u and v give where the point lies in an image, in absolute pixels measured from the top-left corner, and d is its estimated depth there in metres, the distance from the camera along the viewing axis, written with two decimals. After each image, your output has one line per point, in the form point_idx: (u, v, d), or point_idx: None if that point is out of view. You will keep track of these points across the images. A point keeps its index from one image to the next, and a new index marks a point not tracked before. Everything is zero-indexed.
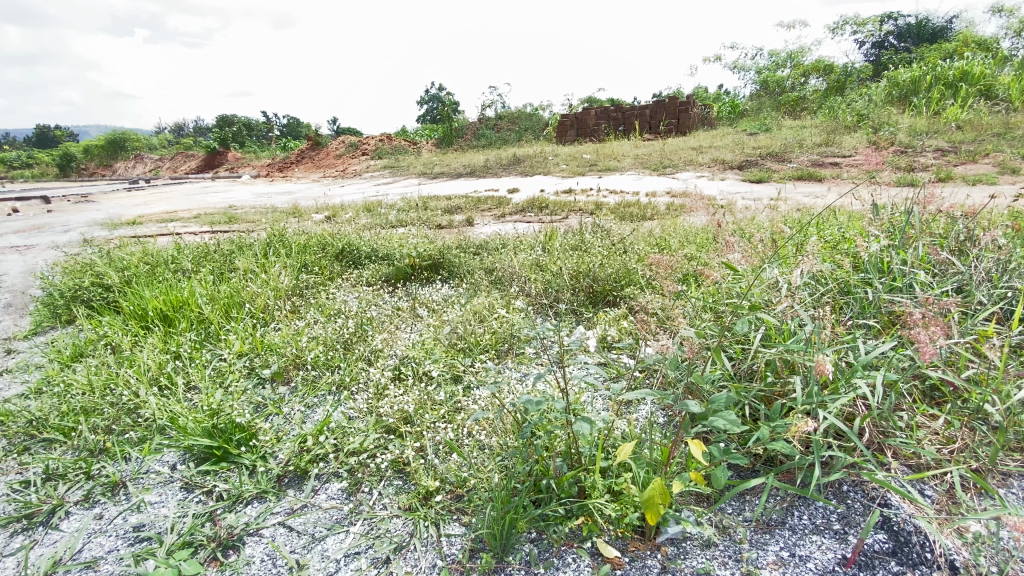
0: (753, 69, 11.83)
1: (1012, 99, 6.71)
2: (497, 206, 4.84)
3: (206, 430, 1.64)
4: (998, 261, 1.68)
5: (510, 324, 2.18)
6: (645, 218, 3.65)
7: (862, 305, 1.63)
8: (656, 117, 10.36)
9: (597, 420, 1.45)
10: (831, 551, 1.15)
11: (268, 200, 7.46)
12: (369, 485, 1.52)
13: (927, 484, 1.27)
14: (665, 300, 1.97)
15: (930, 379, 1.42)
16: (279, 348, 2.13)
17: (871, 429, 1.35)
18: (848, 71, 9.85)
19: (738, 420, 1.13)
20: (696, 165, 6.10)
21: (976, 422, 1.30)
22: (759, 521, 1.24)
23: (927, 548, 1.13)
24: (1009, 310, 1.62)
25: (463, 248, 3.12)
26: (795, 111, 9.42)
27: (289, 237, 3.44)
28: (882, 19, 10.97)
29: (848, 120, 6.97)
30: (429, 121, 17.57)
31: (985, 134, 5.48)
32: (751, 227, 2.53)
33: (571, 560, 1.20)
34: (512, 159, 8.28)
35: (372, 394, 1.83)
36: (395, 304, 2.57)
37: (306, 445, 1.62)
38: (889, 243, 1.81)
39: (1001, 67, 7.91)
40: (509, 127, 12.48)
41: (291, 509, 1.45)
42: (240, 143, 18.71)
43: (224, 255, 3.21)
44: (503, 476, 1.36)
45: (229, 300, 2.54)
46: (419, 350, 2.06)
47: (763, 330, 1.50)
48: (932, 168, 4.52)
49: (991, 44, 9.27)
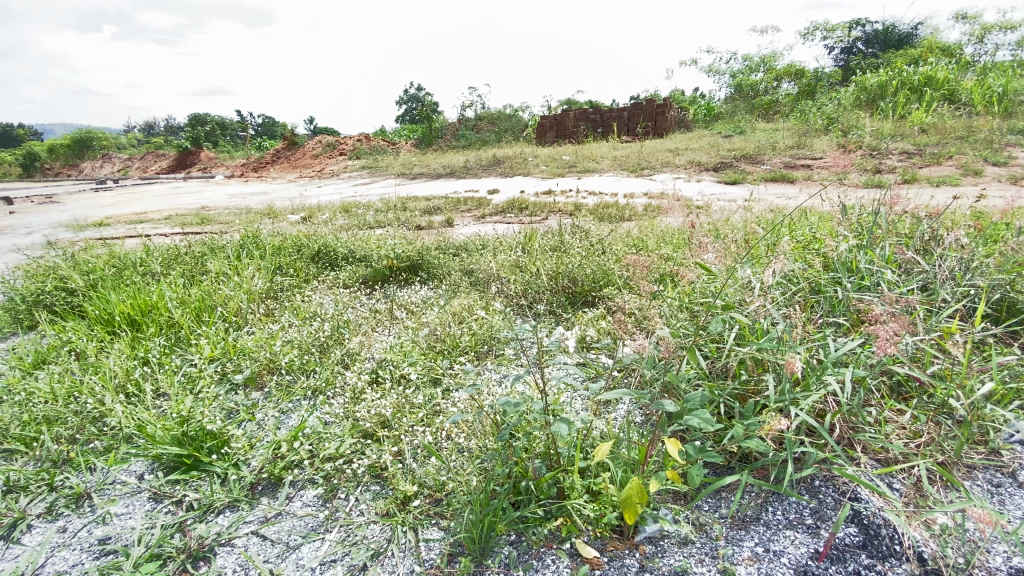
0: (727, 73, 12.05)
1: (973, 103, 6.97)
2: (477, 207, 4.84)
3: (175, 439, 1.59)
4: (961, 260, 1.74)
5: (489, 326, 2.17)
6: (624, 219, 3.69)
7: (832, 304, 1.67)
8: (634, 120, 10.48)
9: (576, 420, 1.45)
10: (805, 546, 1.17)
11: (242, 201, 7.29)
12: (345, 491, 1.49)
13: (895, 477, 1.31)
14: (642, 300, 1.99)
15: (897, 376, 1.46)
16: (252, 353, 2.08)
17: (841, 425, 1.37)
18: (818, 75, 10.11)
19: (712, 418, 1.15)
20: (672, 167, 6.19)
21: (941, 417, 1.35)
22: (735, 517, 1.26)
23: (896, 541, 1.16)
24: (971, 308, 1.68)
25: (442, 249, 3.11)
26: (768, 115, 9.65)
27: (263, 238, 3.37)
28: (851, 24, 11.30)
29: (820, 123, 7.16)
30: (408, 121, 17.43)
31: (948, 137, 5.68)
32: (725, 228, 2.57)
33: (550, 562, 1.20)
34: (492, 160, 8.28)
35: (348, 399, 1.80)
36: (373, 306, 2.53)
37: (280, 451, 1.58)
38: (858, 243, 1.86)
39: (963, 72, 8.21)
40: (489, 128, 12.48)
41: (265, 518, 1.42)
42: (214, 143, 18.26)
43: (195, 257, 3.13)
44: (482, 478, 1.35)
45: (200, 303, 2.47)
46: (397, 352, 2.03)
47: (736, 329, 1.52)
48: (898, 170, 4.68)
49: (954, 51, 9.63)
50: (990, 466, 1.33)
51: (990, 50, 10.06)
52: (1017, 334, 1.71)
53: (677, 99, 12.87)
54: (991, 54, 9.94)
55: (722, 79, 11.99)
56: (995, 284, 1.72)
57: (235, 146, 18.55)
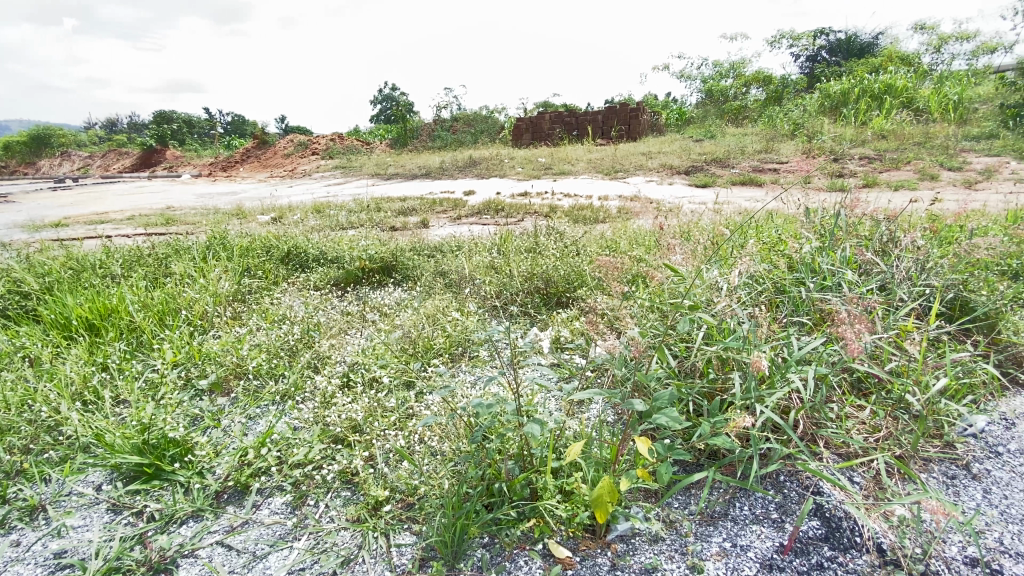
0: (698, 78, 12.27)
1: (930, 111, 7.30)
2: (452, 208, 4.81)
3: (135, 448, 1.53)
4: (917, 261, 1.82)
5: (463, 328, 2.16)
6: (598, 221, 3.73)
7: (796, 303, 1.71)
8: (608, 123, 10.60)
9: (549, 420, 1.46)
10: (770, 540, 1.20)
11: (210, 201, 7.08)
12: (314, 498, 1.45)
13: (855, 471, 1.35)
14: (615, 300, 2.01)
15: (857, 372, 1.51)
16: (217, 357, 2.02)
17: (805, 420, 1.41)
18: (785, 83, 10.42)
19: (681, 417, 1.17)
20: (646, 170, 6.28)
21: (898, 411, 1.41)
22: (703, 513, 1.28)
23: (856, 532, 1.20)
24: (926, 307, 1.75)
25: (416, 251, 3.07)
26: (737, 120, 9.90)
27: (231, 239, 3.28)
28: (816, 33, 11.69)
29: (786, 128, 7.38)
30: (383, 121, 17.23)
31: (906, 142, 5.94)
32: (695, 230, 2.62)
33: (523, 563, 1.20)
34: (468, 161, 8.25)
35: (318, 403, 1.76)
36: (345, 308, 2.48)
37: (247, 458, 1.54)
38: (820, 244, 1.92)
39: (921, 80, 8.57)
40: (465, 129, 12.43)
41: (230, 527, 1.37)
42: (180, 141, 17.67)
43: (158, 259, 3.02)
44: (455, 481, 1.33)
45: (163, 307, 2.38)
46: (369, 355, 2.00)
47: (703, 328, 1.55)
48: (860, 174, 4.85)
49: (911, 60, 10.07)
50: (945, 458, 1.39)
51: (946, 60, 10.55)
52: (968, 331, 1.80)
53: (650, 103, 13.07)
54: (947, 64, 10.43)
55: (694, 84, 12.21)
56: (948, 284, 1.80)
57: (203, 145, 18.02)
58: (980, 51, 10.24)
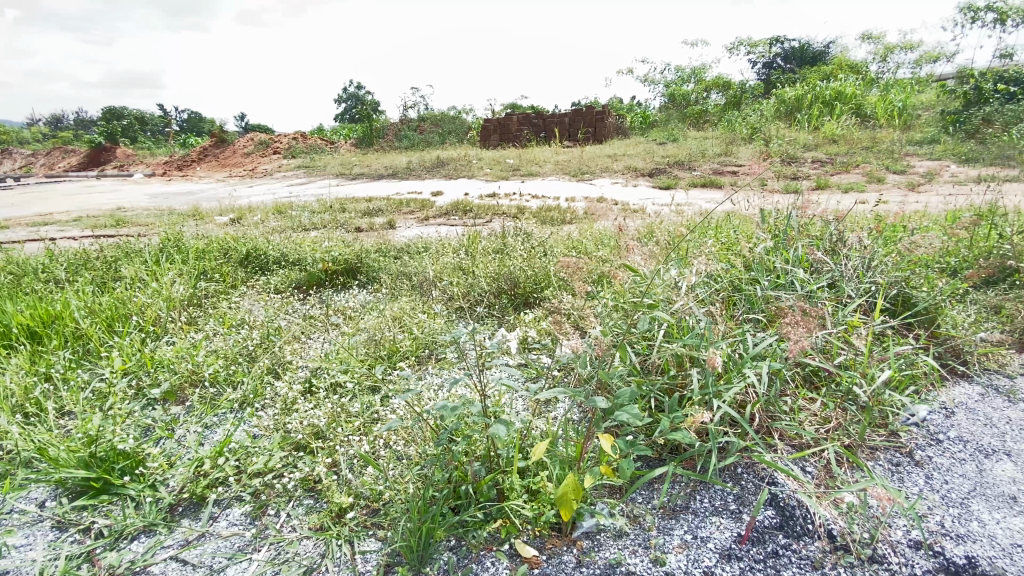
0: (661, 81, 12.53)
1: (877, 117, 7.69)
2: (420, 208, 4.76)
3: (81, 461, 1.45)
4: (863, 260, 1.92)
5: (430, 330, 2.14)
6: (565, 222, 3.77)
7: (752, 301, 1.78)
8: (575, 125, 10.70)
9: (516, 420, 1.46)
10: (728, 530, 1.24)
11: (163, 202, 6.77)
12: (275, 508, 1.41)
13: (808, 461, 1.40)
14: (579, 300, 2.04)
15: (809, 367, 1.58)
16: (172, 364, 1.94)
17: (761, 414, 1.46)
18: (743, 88, 10.77)
19: (642, 413, 1.19)
20: (611, 172, 6.38)
21: (846, 403, 1.49)
22: (666, 507, 1.31)
23: (809, 520, 1.25)
24: (872, 303, 1.85)
25: (382, 253, 3.02)
26: (699, 124, 10.17)
27: (186, 242, 3.15)
28: (771, 41, 12.11)
29: (745, 131, 7.62)
30: (348, 121, 16.90)
31: (856, 147, 6.23)
32: (658, 231, 2.67)
33: (490, 564, 1.19)
34: (435, 162, 8.17)
35: (279, 410, 1.71)
36: (308, 312, 2.42)
37: (203, 469, 1.48)
38: (775, 244, 2.00)
39: (868, 88, 9.01)
40: (432, 129, 12.33)
41: (185, 541, 1.32)
42: (132, 138, 16.83)
43: (107, 263, 2.87)
44: (421, 485, 1.32)
45: (113, 313, 2.27)
46: (332, 360, 1.96)
47: (664, 326, 1.59)
48: (813, 177, 5.07)
49: (860, 69, 10.58)
50: (890, 446, 1.47)
51: (892, 68, 11.13)
52: (911, 326, 1.90)
53: (616, 106, 13.27)
54: (893, 72, 11.00)
55: (657, 88, 12.45)
56: (893, 281, 1.90)
57: (157, 142, 17.25)
58: (923, 61, 10.84)
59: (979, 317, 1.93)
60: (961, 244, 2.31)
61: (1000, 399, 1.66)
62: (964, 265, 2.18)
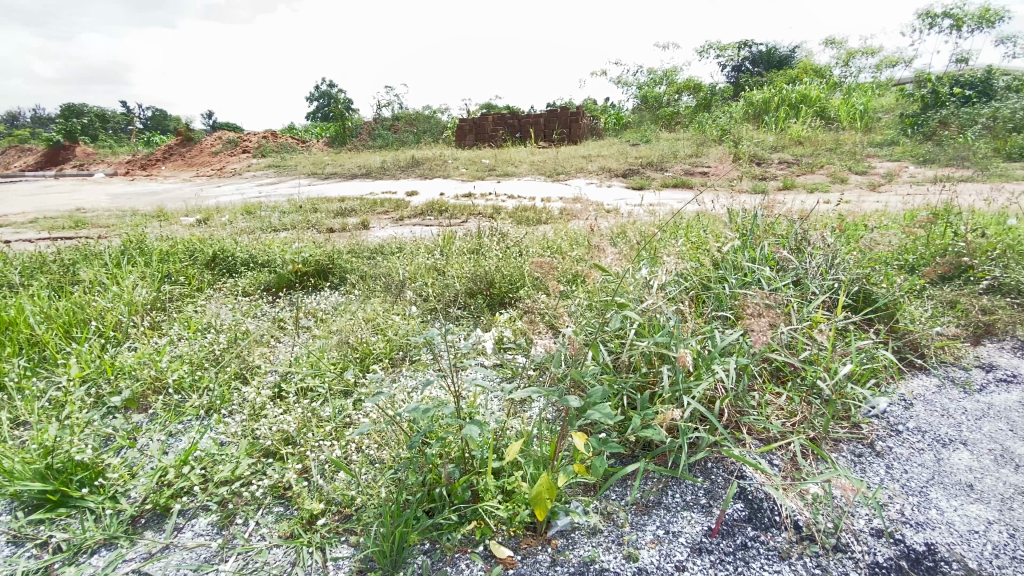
0: (634, 82, 12.70)
1: (840, 120, 7.95)
2: (395, 208, 4.71)
3: (36, 473, 1.38)
4: (827, 258, 1.98)
5: (404, 332, 2.12)
6: (540, 222, 3.78)
7: (720, 298, 1.81)
8: (550, 126, 10.76)
9: (491, 420, 1.45)
10: (699, 524, 1.26)
11: (125, 202, 6.53)
12: (243, 516, 1.37)
13: (774, 454, 1.44)
14: (553, 300, 2.05)
15: (775, 362, 1.62)
16: (134, 371, 1.87)
17: (730, 409, 1.49)
18: (713, 91, 11.01)
19: (613, 411, 1.20)
20: (586, 172, 6.43)
21: (811, 396, 1.54)
22: (639, 503, 1.33)
23: (776, 512, 1.28)
24: (835, 299, 1.91)
25: (355, 254, 2.98)
26: (671, 125, 10.35)
27: (150, 243, 3.04)
28: (740, 44, 12.36)
29: (715, 133, 7.79)
30: (320, 120, 16.62)
31: (821, 148, 6.44)
32: (631, 230, 2.70)
33: (464, 567, 1.19)
34: (410, 162, 8.10)
35: (246, 416, 1.66)
36: (277, 315, 2.37)
37: (167, 478, 1.43)
38: (742, 243, 2.05)
39: (832, 91, 9.31)
40: (406, 129, 12.23)
41: (148, 554, 1.28)
42: (92, 137, 16.20)
43: (64, 266, 2.75)
44: (394, 489, 1.31)
45: (70, 318, 2.17)
46: (302, 363, 1.92)
47: (635, 324, 1.61)
48: (781, 177, 5.21)
49: (824, 73, 10.93)
50: (853, 438, 1.52)
51: (854, 72, 11.51)
52: (872, 321, 1.97)
53: (590, 108, 13.38)
54: (855, 77, 11.39)
55: (630, 89, 12.61)
56: (855, 278, 1.97)
57: (119, 140, 16.62)
58: (883, 65, 11.25)
59: (936, 312, 2.01)
60: (919, 242, 2.41)
61: (956, 390, 1.73)
62: (921, 262, 2.27)
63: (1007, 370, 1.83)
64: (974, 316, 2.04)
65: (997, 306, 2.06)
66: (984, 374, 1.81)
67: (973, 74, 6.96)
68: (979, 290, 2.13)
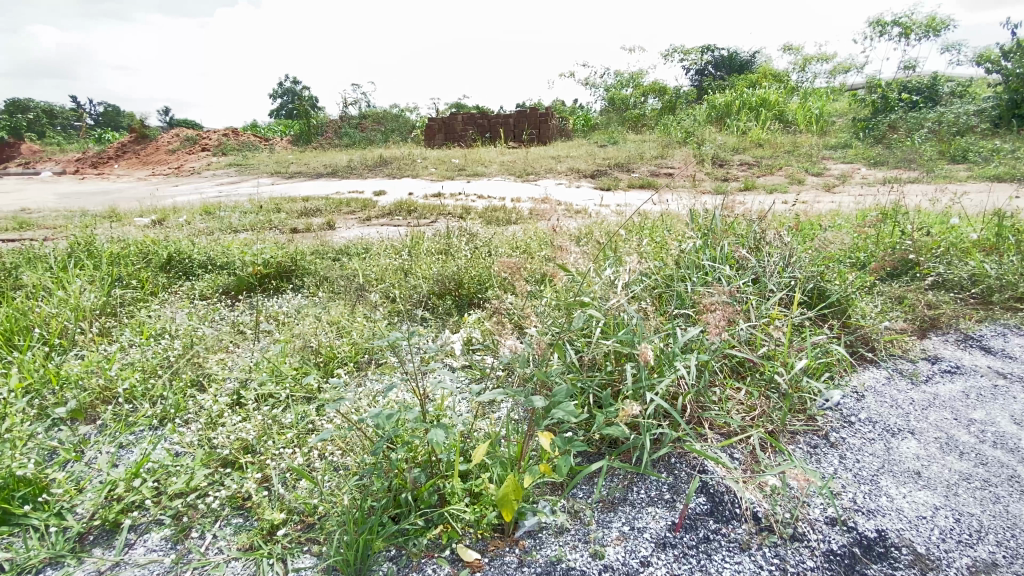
0: (602, 84, 12.86)
1: (798, 122, 8.24)
2: (361, 208, 4.63)
3: None
4: (783, 256, 2.05)
5: (369, 334, 2.08)
6: (510, 222, 3.79)
7: (683, 296, 1.86)
8: (519, 126, 10.77)
9: (457, 423, 1.44)
10: (663, 519, 1.28)
11: (73, 202, 6.20)
12: (199, 529, 1.32)
13: (735, 448, 1.48)
14: (520, 300, 2.05)
15: (735, 358, 1.67)
16: (81, 380, 1.78)
17: (692, 405, 1.53)
18: (678, 94, 11.25)
19: (577, 409, 1.21)
20: (555, 173, 6.48)
21: (769, 391, 1.60)
22: (605, 501, 1.34)
23: (736, 504, 1.31)
24: (791, 296, 1.98)
25: (319, 255, 2.91)
26: (638, 126, 10.53)
27: (100, 245, 2.90)
28: (703, 48, 12.66)
29: (680, 135, 7.97)
30: (284, 117, 16.21)
31: (780, 150, 6.67)
32: (597, 230, 2.74)
33: (431, 571, 1.17)
34: (378, 161, 7.98)
35: (203, 425, 1.60)
36: (237, 319, 2.29)
37: (117, 492, 1.36)
38: (704, 243, 2.10)
39: (790, 95, 9.66)
40: (374, 127, 12.06)
41: (97, 572, 1.22)
42: (39, 134, 15.35)
43: (4, 270, 2.60)
44: (357, 495, 1.28)
45: (10, 326, 2.04)
46: (262, 368, 1.86)
47: (599, 323, 1.63)
48: (741, 179, 5.37)
49: (783, 78, 11.32)
50: (808, 430, 1.58)
51: (810, 77, 11.98)
52: (826, 316, 2.06)
53: (559, 109, 13.48)
54: (811, 82, 11.85)
55: (598, 91, 12.77)
56: (810, 275, 2.05)
57: (69, 137, 15.80)
58: (836, 71, 11.73)
59: (885, 307, 2.11)
60: (869, 241, 2.52)
61: (904, 381, 1.82)
62: (872, 259, 2.38)
63: (950, 361, 1.94)
64: (920, 311, 2.15)
65: (941, 301, 2.18)
66: (929, 366, 1.91)
67: (920, 81, 7.31)
68: (924, 286, 2.25)
